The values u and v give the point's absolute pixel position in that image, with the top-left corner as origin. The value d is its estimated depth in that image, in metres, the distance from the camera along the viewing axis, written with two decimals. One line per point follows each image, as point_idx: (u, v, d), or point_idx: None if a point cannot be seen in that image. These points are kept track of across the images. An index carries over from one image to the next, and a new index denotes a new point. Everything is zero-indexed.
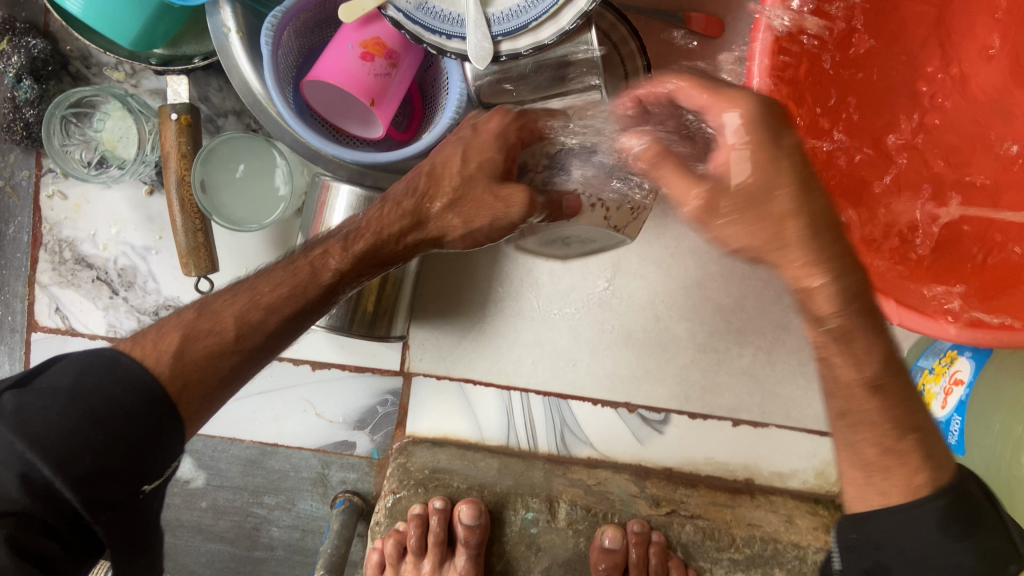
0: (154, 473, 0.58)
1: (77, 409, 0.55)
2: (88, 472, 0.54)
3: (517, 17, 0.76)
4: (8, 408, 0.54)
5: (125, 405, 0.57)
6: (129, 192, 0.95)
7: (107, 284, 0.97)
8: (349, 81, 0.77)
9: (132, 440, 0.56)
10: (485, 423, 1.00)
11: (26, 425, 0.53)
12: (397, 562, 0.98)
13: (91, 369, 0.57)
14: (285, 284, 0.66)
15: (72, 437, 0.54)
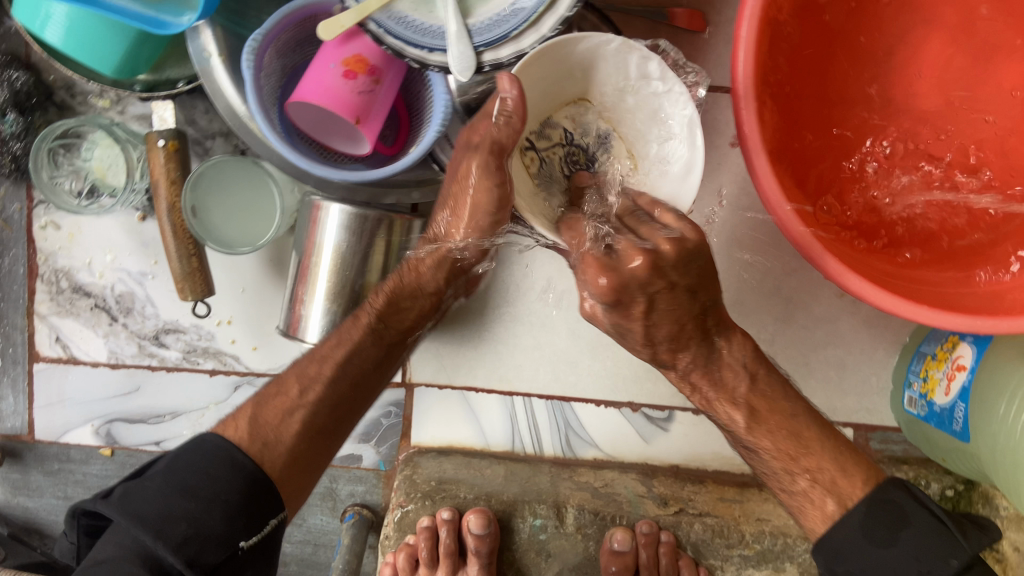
0: (249, 529, 0.72)
1: (170, 485, 0.70)
2: (186, 535, 0.68)
3: (497, 27, 0.76)
4: (118, 494, 0.70)
5: (215, 474, 0.71)
6: (121, 219, 0.95)
7: (105, 311, 0.97)
8: (333, 101, 0.77)
9: (221, 502, 0.70)
10: (490, 429, 1.00)
11: (130, 505, 0.68)
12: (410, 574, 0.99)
13: (183, 457, 0.73)
14: (346, 343, 0.81)
15: (170, 510, 0.69)
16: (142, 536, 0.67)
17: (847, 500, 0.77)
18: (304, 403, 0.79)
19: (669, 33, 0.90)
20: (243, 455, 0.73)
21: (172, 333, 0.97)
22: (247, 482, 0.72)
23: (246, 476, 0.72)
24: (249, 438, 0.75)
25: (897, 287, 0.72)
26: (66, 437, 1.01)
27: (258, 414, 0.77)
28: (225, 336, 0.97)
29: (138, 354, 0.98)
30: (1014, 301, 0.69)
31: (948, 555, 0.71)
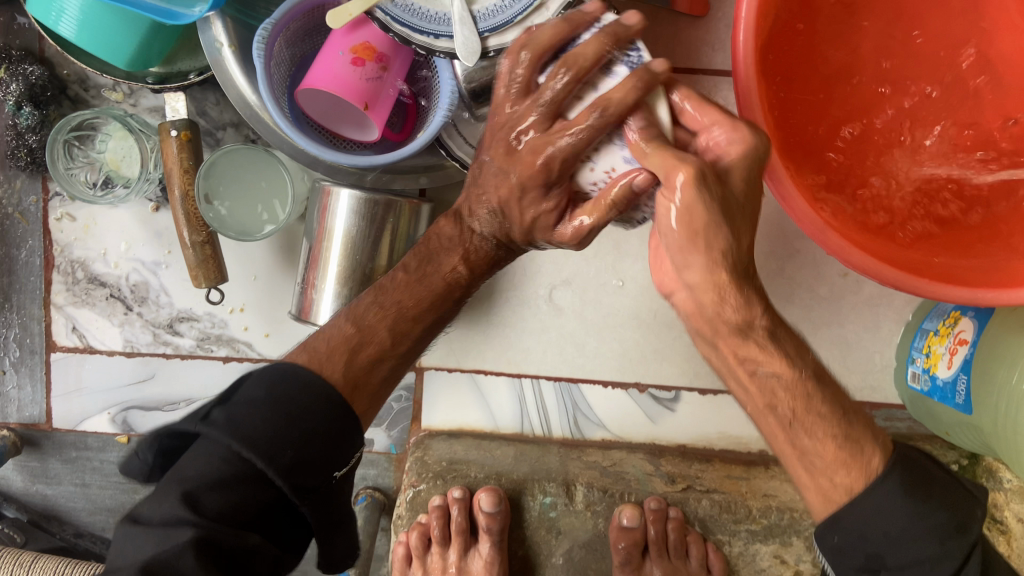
0: (343, 460, 0.65)
1: (275, 409, 0.63)
2: (291, 463, 0.61)
3: (502, 13, 0.77)
4: (220, 420, 0.62)
5: (310, 404, 0.64)
6: (135, 210, 0.97)
7: (121, 301, 0.99)
8: (342, 87, 0.78)
9: (324, 434, 0.64)
10: (499, 412, 1.02)
11: (238, 428, 0.61)
12: (423, 553, 1.00)
13: (280, 382, 0.65)
14: (427, 293, 0.77)
15: (276, 433, 0.61)
16: (247, 455, 0.60)
17: (884, 454, 0.63)
18: (389, 355, 0.73)
19: (669, 20, 0.92)
20: (338, 394, 0.66)
21: (186, 321, 0.99)
22: (339, 409, 0.66)
23: (339, 412, 0.66)
24: (345, 382, 0.69)
25: (898, 262, 0.73)
26: (84, 425, 1.03)
27: (348, 361, 0.70)
28: (238, 323, 0.99)
29: (153, 343, 1.00)
30: (1011, 271, 0.70)
31: (974, 506, 0.62)
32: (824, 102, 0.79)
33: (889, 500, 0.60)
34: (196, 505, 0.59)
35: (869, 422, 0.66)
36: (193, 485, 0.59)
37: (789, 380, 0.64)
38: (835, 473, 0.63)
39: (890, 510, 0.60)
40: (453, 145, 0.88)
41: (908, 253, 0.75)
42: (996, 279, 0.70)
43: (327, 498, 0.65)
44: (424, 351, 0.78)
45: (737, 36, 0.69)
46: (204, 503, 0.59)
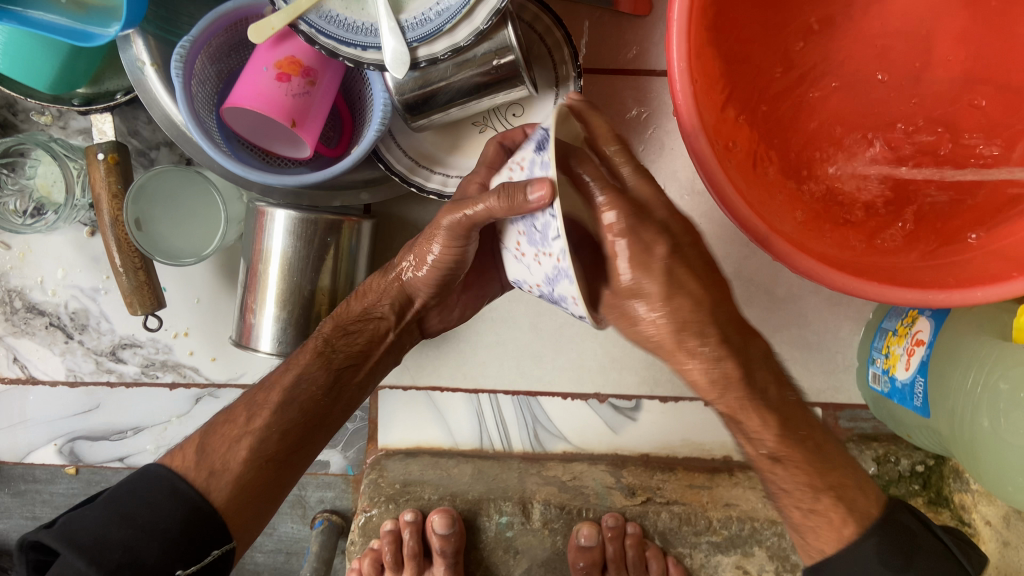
0: (188, 558, 0.67)
1: (109, 511, 0.66)
2: (118, 561, 0.63)
3: (430, 22, 0.75)
4: (59, 523, 0.66)
5: (155, 501, 0.67)
6: (70, 235, 0.93)
7: (61, 329, 0.96)
8: (267, 105, 0.75)
9: (160, 533, 0.65)
10: (457, 428, 1.00)
11: (70, 532, 0.64)
12: None
13: (130, 485, 0.69)
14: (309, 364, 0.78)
15: (108, 533, 0.64)
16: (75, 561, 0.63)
17: (866, 519, 0.68)
18: (252, 430, 0.74)
19: (613, 19, 0.89)
20: (186, 486, 0.69)
21: (129, 348, 0.96)
22: (191, 512, 0.68)
23: (186, 519, 0.67)
24: (195, 467, 0.71)
25: (851, 270, 0.70)
26: (31, 457, 1.00)
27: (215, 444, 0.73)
28: (183, 348, 0.96)
29: (96, 372, 0.97)
30: (967, 273, 0.68)
31: None
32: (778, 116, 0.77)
33: (867, 559, 0.66)
34: None
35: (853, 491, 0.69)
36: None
37: (776, 451, 0.66)
38: (812, 535, 0.69)
39: (866, 569, 0.66)
40: (392, 158, 0.85)
41: (858, 257, 0.72)
42: (949, 278, 0.68)
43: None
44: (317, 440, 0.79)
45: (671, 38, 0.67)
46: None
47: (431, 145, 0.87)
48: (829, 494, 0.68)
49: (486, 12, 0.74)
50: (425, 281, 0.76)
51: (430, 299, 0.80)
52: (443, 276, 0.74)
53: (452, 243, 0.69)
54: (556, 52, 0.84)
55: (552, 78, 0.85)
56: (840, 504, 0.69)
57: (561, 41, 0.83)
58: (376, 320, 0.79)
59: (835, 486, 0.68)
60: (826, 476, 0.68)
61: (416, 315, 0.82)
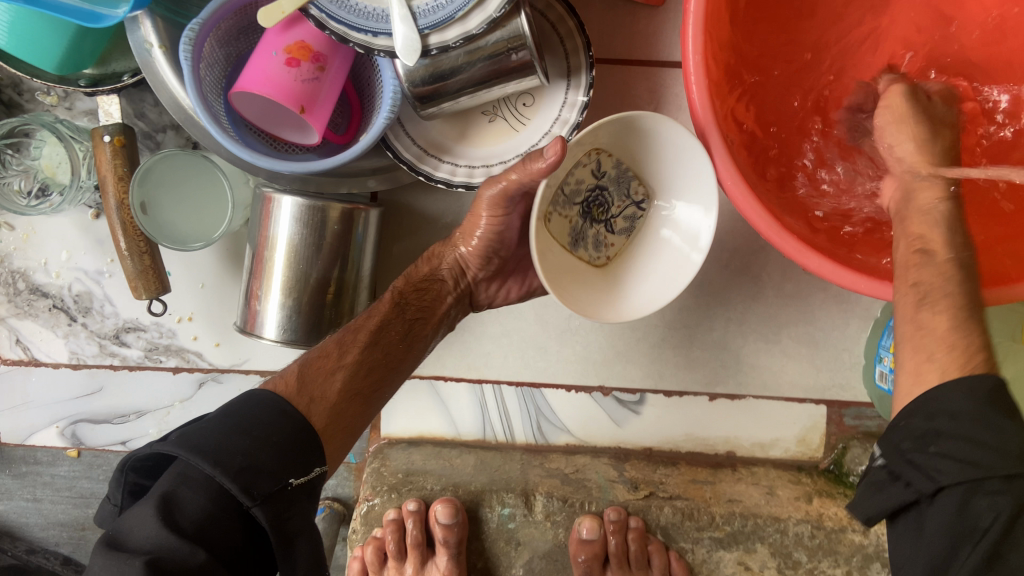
0: (299, 466, 0.67)
1: (227, 425, 0.67)
2: (241, 465, 0.64)
3: (442, 9, 0.73)
4: (175, 435, 0.66)
5: (266, 419, 0.68)
6: (74, 217, 0.93)
7: (64, 312, 0.95)
8: (276, 90, 0.75)
9: (276, 444, 0.67)
10: (460, 418, 1.00)
11: (187, 439, 0.65)
12: (379, 568, 0.98)
13: (237, 406, 0.70)
14: (372, 318, 0.79)
15: (228, 442, 0.65)
16: (202, 465, 0.63)
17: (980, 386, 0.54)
18: (344, 366, 0.75)
19: (625, 8, 0.88)
20: (294, 408, 0.70)
21: (132, 331, 0.96)
22: (298, 432, 0.69)
23: (298, 436, 0.69)
24: (297, 391, 0.72)
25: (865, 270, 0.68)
26: (32, 439, 1.00)
27: (305, 377, 0.73)
28: (186, 333, 0.96)
29: (99, 355, 0.97)
30: None
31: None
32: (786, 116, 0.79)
33: (963, 408, 0.54)
34: (173, 513, 0.62)
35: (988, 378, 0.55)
36: (178, 503, 0.62)
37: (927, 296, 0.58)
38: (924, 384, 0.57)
39: (960, 423, 0.54)
40: (400, 146, 0.84)
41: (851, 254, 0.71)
42: None
43: (285, 505, 0.66)
44: (386, 397, 0.80)
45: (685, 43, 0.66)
46: (181, 511, 0.62)
47: (440, 133, 0.86)
48: (977, 354, 0.56)
49: (499, 2, 0.73)
50: (476, 255, 0.83)
51: (482, 271, 0.85)
52: (487, 250, 0.83)
53: (494, 212, 0.79)
54: (569, 41, 0.83)
55: (564, 69, 0.84)
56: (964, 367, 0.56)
57: (574, 30, 0.82)
58: (439, 282, 0.84)
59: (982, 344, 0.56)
60: (971, 335, 0.56)
61: (467, 288, 0.87)
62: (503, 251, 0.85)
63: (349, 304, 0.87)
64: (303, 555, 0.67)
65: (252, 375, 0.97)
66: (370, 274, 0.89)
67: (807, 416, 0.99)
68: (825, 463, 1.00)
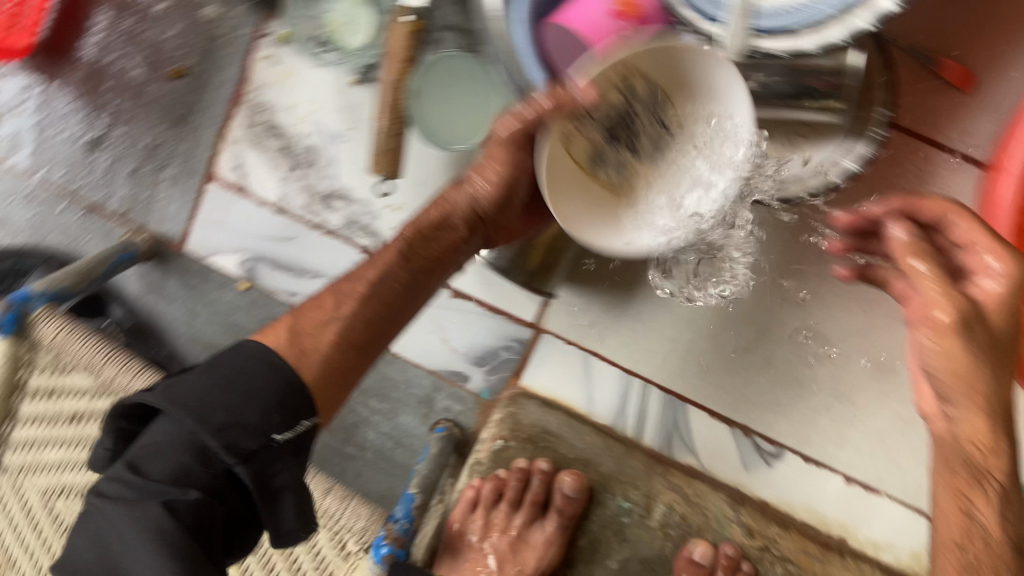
0: (287, 424, 0.63)
1: (214, 377, 0.63)
2: (224, 422, 0.60)
3: (787, 17, 0.71)
4: (159, 384, 0.62)
5: (252, 373, 0.63)
6: (336, 76, 0.96)
7: (290, 157, 0.99)
8: (594, 35, 0.77)
9: (219, 401, 0.61)
10: (599, 399, 1.00)
11: (170, 391, 0.61)
12: (490, 506, 0.99)
13: (227, 356, 0.64)
14: (388, 254, 0.75)
15: (210, 400, 0.61)
16: (184, 421, 0.60)
17: None
18: (335, 314, 0.71)
19: (928, 79, 0.87)
20: (271, 355, 0.65)
21: (341, 199, 0.99)
22: (281, 384, 0.64)
23: (282, 397, 0.63)
24: (288, 343, 0.67)
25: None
26: (214, 258, 1.04)
27: (296, 325, 0.69)
28: (388, 221, 0.98)
29: (304, 208, 1.00)
30: None
31: None
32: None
33: None
34: (146, 472, 0.61)
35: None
36: (143, 462, 0.61)
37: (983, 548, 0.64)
38: None
39: None
40: None
41: None
42: None
43: (265, 461, 0.62)
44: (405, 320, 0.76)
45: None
46: (151, 469, 0.61)
47: None
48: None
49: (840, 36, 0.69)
50: (493, 191, 0.74)
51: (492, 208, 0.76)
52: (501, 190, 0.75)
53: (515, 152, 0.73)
54: (872, 92, 0.81)
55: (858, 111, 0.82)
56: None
57: None
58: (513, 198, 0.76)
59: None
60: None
61: (485, 223, 0.78)
62: (520, 192, 0.76)
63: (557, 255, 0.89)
64: (285, 518, 0.64)
65: None
66: None
67: None
68: None
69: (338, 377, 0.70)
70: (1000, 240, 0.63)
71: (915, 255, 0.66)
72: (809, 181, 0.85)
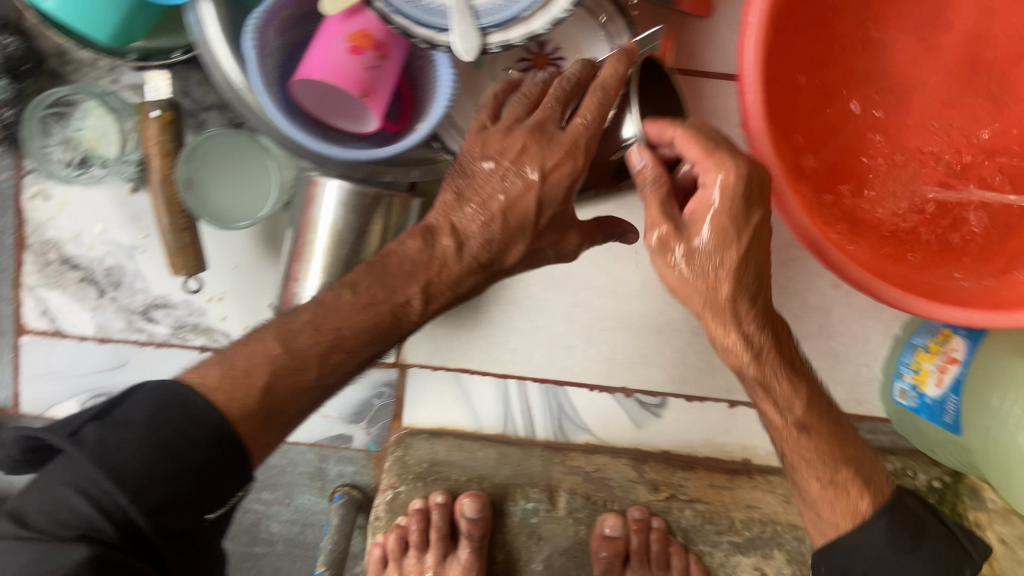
0: (164, 456, 0.63)
1: (150, 442, 0.63)
2: (159, 502, 0.62)
3: (506, 9, 0.75)
4: (90, 441, 0.62)
5: (192, 434, 0.64)
6: (111, 190, 0.92)
7: (94, 285, 0.95)
8: (340, 77, 0.75)
9: None
10: (482, 412, 0.99)
11: (107, 458, 0.61)
12: (399, 557, 0.99)
13: (161, 403, 0.65)
14: None
15: (150, 467, 0.62)
16: (113, 492, 0.61)
17: (880, 496, 0.75)
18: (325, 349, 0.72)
19: (674, 16, 0.90)
20: (215, 412, 0.65)
21: (161, 308, 0.95)
22: (217, 438, 0.65)
23: None
24: (216, 381, 0.68)
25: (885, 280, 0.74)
26: (53, 410, 1.00)
27: None
28: (215, 313, 0.96)
29: (126, 330, 0.97)
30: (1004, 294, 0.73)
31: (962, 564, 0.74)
32: (825, 95, 0.82)
33: (877, 543, 0.73)
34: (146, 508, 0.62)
35: (868, 464, 0.76)
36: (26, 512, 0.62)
37: (802, 418, 0.73)
38: (828, 508, 0.75)
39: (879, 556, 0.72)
40: (448, 138, 0.86)
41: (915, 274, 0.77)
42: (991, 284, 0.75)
43: (191, 533, 0.66)
44: None
45: (746, 41, 0.70)
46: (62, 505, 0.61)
47: None
48: (845, 468, 0.74)
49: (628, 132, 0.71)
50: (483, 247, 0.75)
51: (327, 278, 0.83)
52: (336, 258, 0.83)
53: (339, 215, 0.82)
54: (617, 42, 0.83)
55: None
56: (857, 478, 0.75)
57: (623, 30, 0.83)
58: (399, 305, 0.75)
59: (850, 458, 0.75)
60: (840, 448, 0.75)
61: None
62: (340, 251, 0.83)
63: None
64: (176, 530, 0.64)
65: None
66: (407, 264, 0.89)
67: None
68: None
69: (273, 413, 0.69)
70: (711, 152, 0.62)
71: (649, 188, 0.65)
72: None
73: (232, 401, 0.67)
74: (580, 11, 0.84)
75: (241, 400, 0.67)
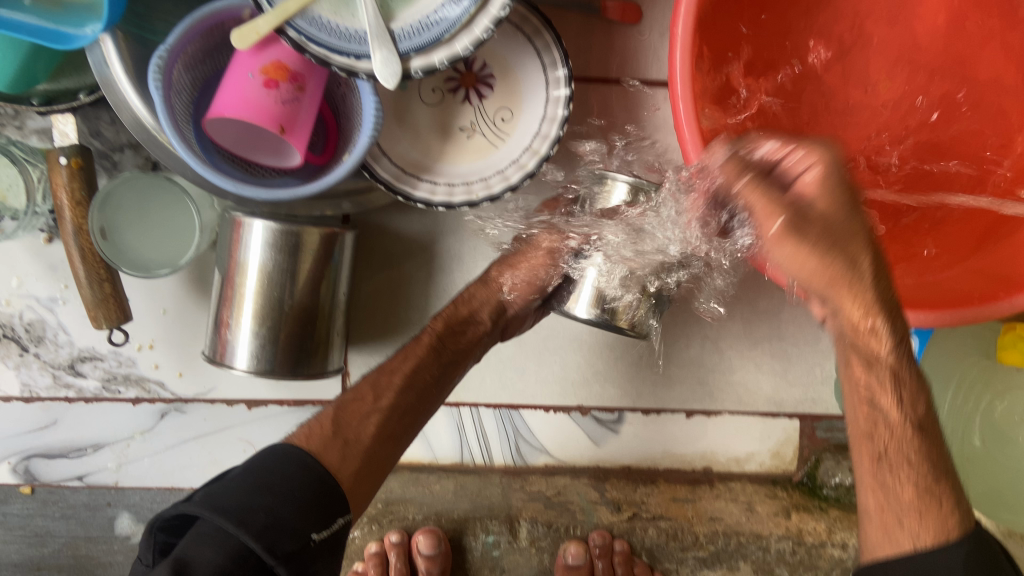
0: (273, 490, 0.64)
1: (249, 478, 0.65)
2: (266, 524, 0.62)
3: (427, 31, 0.72)
4: (197, 495, 0.64)
5: (289, 473, 0.66)
6: (26, 242, 0.86)
7: (14, 341, 0.89)
8: (254, 113, 0.71)
9: None
10: (437, 443, 0.95)
11: (212, 499, 0.63)
12: None
13: (259, 460, 0.67)
14: None
15: (253, 500, 0.63)
16: (223, 524, 0.61)
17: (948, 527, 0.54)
18: (379, 409, 0.75)
19: (602, 24, 0.88)
20: (314, 458, 0.68)
21: (89, 361, 0.90)
22: (320, 484, 0.67)
23: None
24: (330, 434, 0.71)
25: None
26: None
27: None
28: (147, 361, 0.91)
29: (53, 387, 0.91)
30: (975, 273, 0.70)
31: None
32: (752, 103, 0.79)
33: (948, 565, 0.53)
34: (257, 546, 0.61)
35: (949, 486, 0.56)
36: (188, 561, 0.60)
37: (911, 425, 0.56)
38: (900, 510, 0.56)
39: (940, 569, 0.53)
40: (377, 165, 0.80)
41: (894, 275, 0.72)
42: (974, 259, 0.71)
43: (306, 562, 0.64)
44: None
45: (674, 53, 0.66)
46: (194, 573, 0.59)
47: (418, 153, 0.84)
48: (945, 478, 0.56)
49: (584, 314, 0.77)
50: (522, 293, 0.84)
51: (260, 325, 0.79)
52: (269, 304, 0.79)
53: (267, 256, 0.78)
54: (545, 55, 0.81)
55: (541, 81, 0.83)
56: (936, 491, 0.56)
57: (550, 44, 0.80)
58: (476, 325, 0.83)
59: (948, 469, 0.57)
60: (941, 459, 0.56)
61: None
62: (272, 293, 0.79)
63: (324, 330, 0.83)
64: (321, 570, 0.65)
65: (218, 405, 0.93)
66: (346, 300, 0.86)
67: (782, 431, 0.99)
68: (799, 476, 1.00)
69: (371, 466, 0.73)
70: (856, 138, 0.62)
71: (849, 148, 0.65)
72: (526, 162, 0.82)
73: (324, 449, 0.70)
74: (504, 26, 0.81)
75: (334, 447, 0.70)
